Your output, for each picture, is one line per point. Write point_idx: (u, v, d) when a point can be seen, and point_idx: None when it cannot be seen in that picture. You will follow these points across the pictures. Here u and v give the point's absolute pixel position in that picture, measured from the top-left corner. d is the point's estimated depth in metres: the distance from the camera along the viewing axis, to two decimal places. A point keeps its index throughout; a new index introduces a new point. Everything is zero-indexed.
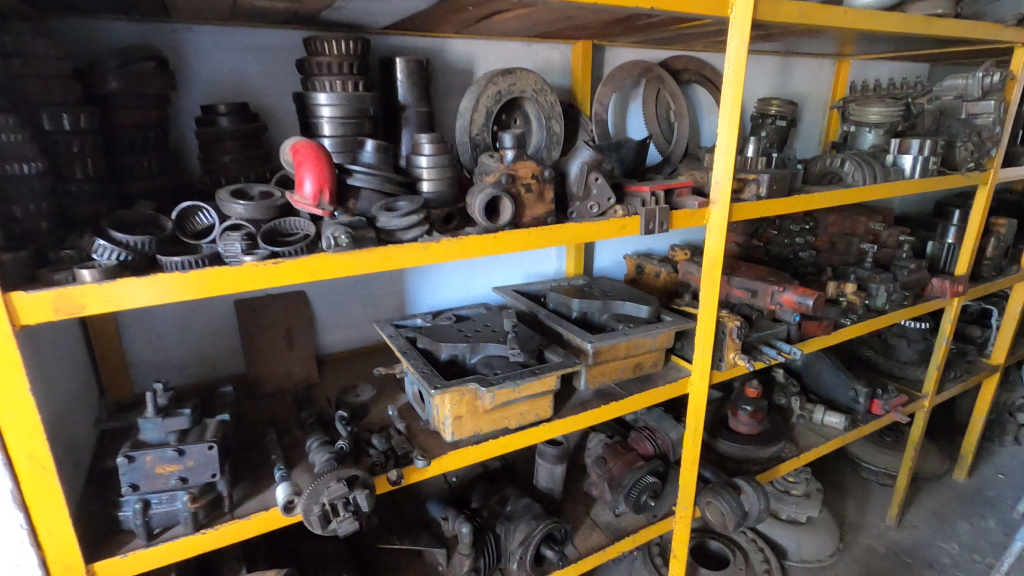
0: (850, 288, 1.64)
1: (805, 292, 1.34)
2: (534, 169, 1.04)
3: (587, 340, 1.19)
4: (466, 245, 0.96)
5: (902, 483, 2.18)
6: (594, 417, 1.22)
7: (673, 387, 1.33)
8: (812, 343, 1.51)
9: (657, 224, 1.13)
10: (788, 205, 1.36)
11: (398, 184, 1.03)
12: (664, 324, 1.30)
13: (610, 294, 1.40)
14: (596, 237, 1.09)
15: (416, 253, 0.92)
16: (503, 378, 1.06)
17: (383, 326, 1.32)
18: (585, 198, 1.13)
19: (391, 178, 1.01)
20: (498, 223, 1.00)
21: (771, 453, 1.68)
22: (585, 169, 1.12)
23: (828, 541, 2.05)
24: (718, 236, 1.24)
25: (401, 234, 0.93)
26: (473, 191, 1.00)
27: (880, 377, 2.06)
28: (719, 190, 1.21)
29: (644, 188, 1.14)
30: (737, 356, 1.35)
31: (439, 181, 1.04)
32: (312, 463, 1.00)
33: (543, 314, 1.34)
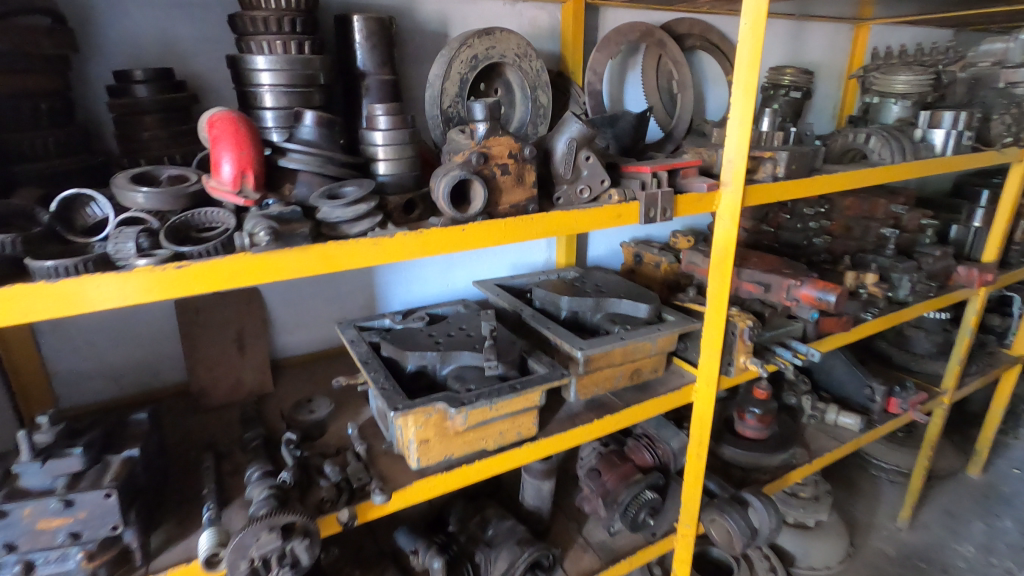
0: (871, 279, 1.48)
1: (827, 288, 1.18)
2: (511, 146, 0.86)
3: (578, 347, 1.02)
4: (427, 240, 0.79)
5: (916, 483, 2.05)
6: (585, 433, 1.07)
7: (673, 397, 1.17)
8: (827, 342, 1.37)
9: (657, 212, 0.96)
10: (808, 186, 1.19)
11: (345, 166, 0.84)
12: (666, 325, 1.13)
13: (605, 290, 1.23)
14: (587, 228, 0.92)
15: (363, 250, 0.75)
16: (477, 397, 0.90)
17: (345, 329, 1.15)
18: (573, 180, 0.95)
19: (338, 158, 0.83)
20: (469, 213, 0.83)
21: (782, 460, 1.54)
22: (573, 147, 0.93)
23: (837, 546, 1.92)
24: (729, 224, 1.07)
25: (348, 228, 0.77)
26: (438, 174, 0.83)
27: (896, 372, 1.91)
28: (731, 172, 1.03)
29: (644, 168, 0.96)
30: (749, 359, 1.19)
31: (399, 162, 0.87)
32: (250, 500, 0.85)
33: (527, 314, 1.16)
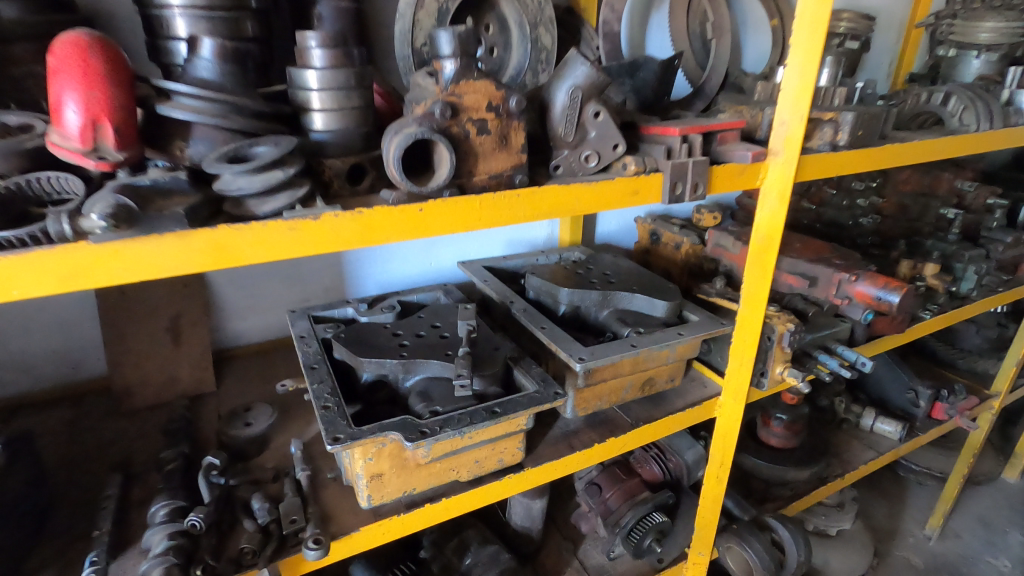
0: (932, 269, 1.28)
1: (890, 285, 0.97)
2: (491, 94, 0.62)
3: (576, 358, 0.81)
4: (368, 223, 0.57)
5: (952, 490, 1.86)
6: (584, 458, 0.88)
7: (693, 412, 0.96)
8: (874, 346, 1.16)
9: (685, 188, 0.74)
10: (875, 159, 0.94)
11: (264, 118, 0.62)
12: (688, 328, 0.91)
13: (615, 279, 1.00)
14: (591, 208, 0.70)
15: (273, 235, 0.54)
16: (442, 425, 0.70)
17: (296, 321, 0.95)
18: (577, 144, 0.71)
19: (251, 106, 0.60)
20: (428, 186, 0.60)
21: (811, 473, 1.34)
22: (579, 99, 0.68)
23: (861, 558, 1.75)
24: (777, 204, 0.83)
25: (257, 205, 0.55)
26: (391, 130, 0.60)
27: (942, 371, 1.69)
28: (783, 138, 0.79)
29: (672, 129, 0.72)
30: (785, 370, 0.99)
31: (340, 114, 0.65)
32: (148, 548, 0.66)
33: (517, 307, 0.95)
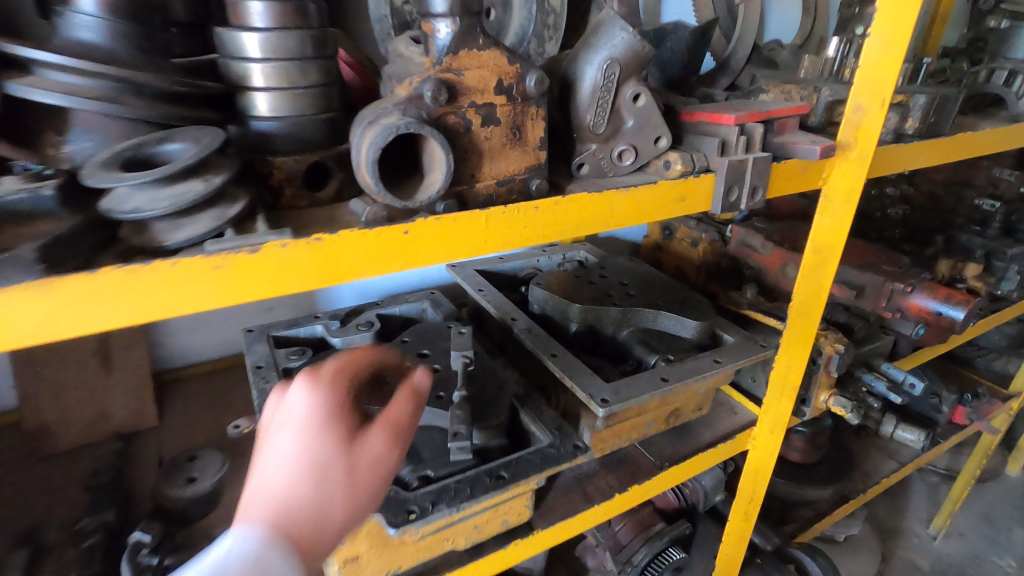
0: (973, 270, 1.15)
1: (953, 299, 0.84)
2: (501, 69, 0.45)
3: (599, 401, 0.65)
4: (331, 254, 0.41)
5: (959, 489, 1.79)
6: (603, 511, 0.74)
7: (725, 447, 0.83)
8: (916, 358, 1.04)
9: (741, 193, 0.58)
10: (944, 150, 0.79)
11: (183, 100, 0.44)
12: (726, 353, 0.77)
13: (635, 290, 0.85)
14: (625, 222, 0.54)
15: (187, 278, 0.37)
16: (434, 501, 0.55)
17: (252, 345, 0.78)
18: (609, 137, 0.54)
19: (160, 86, 0.42)
20: (414, 200, 0.43)
21: (833, 490, 1.23)
22: (616, 77, 0.51)
23: (869, 564, 1.66)
24: (843, 208, 0.68)
25: (166, 231, 0.38)
26: (363, 120, 0.43)
27: (961, 370, 1.59)
28: (856, 128, 0.64)
29: (725, 116, 0.56)
30: (831, 398, 0.85)
31: (292, 95, 0.47)
32: None
33: (520, 327, 0.79)
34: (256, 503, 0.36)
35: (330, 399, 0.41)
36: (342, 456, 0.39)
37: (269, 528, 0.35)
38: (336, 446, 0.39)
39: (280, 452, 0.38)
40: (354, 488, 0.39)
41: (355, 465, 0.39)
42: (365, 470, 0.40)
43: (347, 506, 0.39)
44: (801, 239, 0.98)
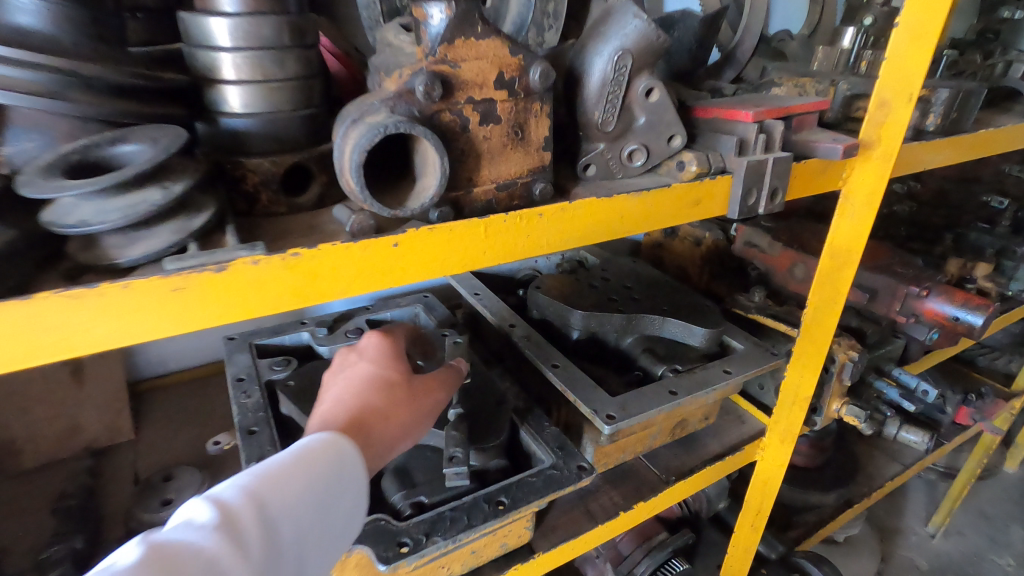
0: (984, 270, 1.12)
1: (971, 303, 0.80)
2: (502, 60, 0.40)
3: (604, 418, 0.61)
4: (310, 272, 0.36)
5: (960, 486, 1.72)
6: (607, 530, 0.70)
7: (733, 459, 0.79)
8: (926, 361, 1.01)
9: (759, 196, 0.54)
10: (966, 148, 0.75)
11: (136, 95, 0.39)
12: (736, 362, 0.72)
13: (640, 294, 0.81)
14: (637, 229, 0.49)
15: (140, 303, 0.31)
16: (428, 531, 0.51)
17: (233, 355, 0.73)
18: (619, 135, 0.50)
19: (110, 77, 0.37)
20: (405, 208, 0.39)
21: (837, 495, 1.20)
22: (627, 70, 0.46)
23: (868, 565, 1.62)
24: (864, 209, 0.64)
25: (118, 247, 0.33)
26: (346, 118, 0.38)
27: (964, 369, 1.56)
28: (880, 125, 0.59)
29: (743, 112, 0.51)
30: (843, 408, 0.82)
31: (268, 88, 0.42)
32: None
33: (519, 335, 0.75)
34: (337, 403, 0.46)
35: (392, 345, 0.54)
36: (401, 377, 0.50)
37: (349, 414, 0.45)
38: (395, 372, 0.50)
39: (354, 373, 0.49)
40: (411, 401, 0.49)
41: (410, 384, 0.50)
42: (417, 389, 0.50)
43: (407, 412, 0.48)
44: (810, 238, 0.93)
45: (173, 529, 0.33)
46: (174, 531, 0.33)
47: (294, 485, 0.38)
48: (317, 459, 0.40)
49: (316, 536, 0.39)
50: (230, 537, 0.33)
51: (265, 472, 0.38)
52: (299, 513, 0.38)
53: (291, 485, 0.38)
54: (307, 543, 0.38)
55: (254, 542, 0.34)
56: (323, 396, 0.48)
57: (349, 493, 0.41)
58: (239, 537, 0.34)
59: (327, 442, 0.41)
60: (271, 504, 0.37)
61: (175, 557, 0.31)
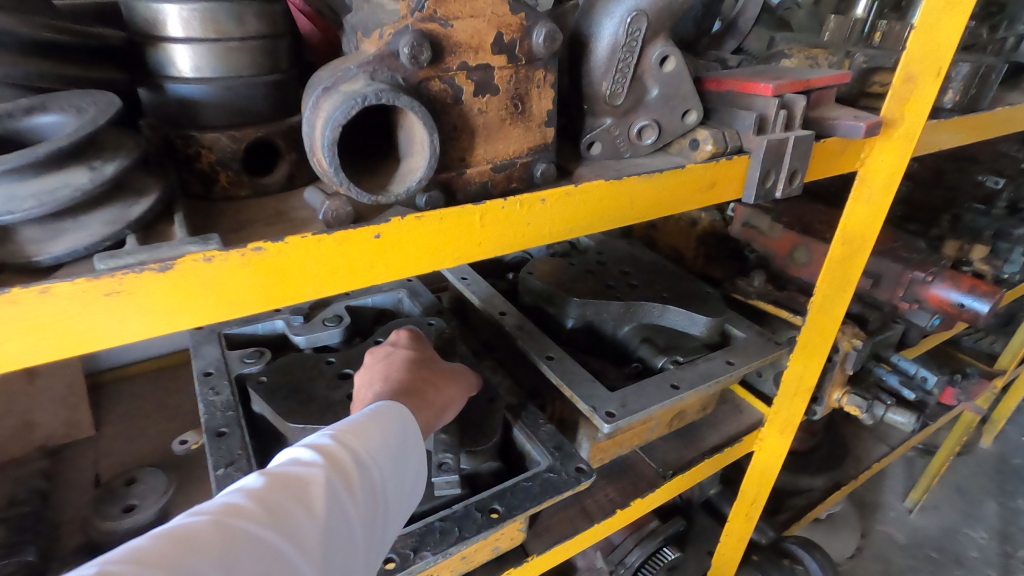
0: (981, 252, 1.09)
1: (978, 290, 0.77)
2: (500, 19, 0.34)
3: (604, 416, 0.56)
4: (278, 268, 0.30)
5: (940, 460, 1.65)
6: (603, 528, 0.66)
7: (731, 452, 0.76)
8: (922, 346, 0.99)
9: (778, 178, 0.49)
10: (982, 127, 0.71)
11: (58, 52, 0.35)
12: (739, 352, 0.69)
13: (638, 280, 0.77)
14: (649, 214, 0.44)
15: (68, 310, 0.26)
16: (417, 545, 0.47)
17: (199, 346, 0.68)
18: (629, 109, 0.44)
19: (17, 30, 0.32)
20: (388, 192, 0.33)
21: (826, 478, 1.19)
22: (641, 34, 0.41)
23: (848, 543, 1.55)
24: (880, 192, 0.60)
25: (38, 240, 0.27)
26: (318, 86, 0.32)
27: (950, 350, 1.55)
28: (905, 101, 0.55)
29: (762, 85, 0.46)
30: (845, 397, 0.80)
31: (223, 49, 0.36)
32: None
33: (510, 323, 0.70)
34: (386, 381, 0.48)
35: (416, 333, 0.56)
36: (435, 361, 0.52)
37: (403, 387, 0.47)
38: (429, 358, 0.52)
39: (391, 356, 0.51)
40: (449, 381, 0.51)
41: (443, 368, 0.52)
42: (451, 372, 0.53)
43: (451, 387, 0.51)
44: (813, 220, 0.89)
45: (279, 464, 0.34)
46: (280, 467, 0.34)
47: (380, 433, 0.38)
48: (393, 415, 0.40)
49: (400, 484, 0.39)
50: (330, 474, 0.34)
51: (352, 422, 0.38)
52: (389, 459, 0.38)
53: (377, 433, 0.38)
54: (395, 489, 0.38)
55: (352, 480, 0.35)
56: (364, 380, 0.49)
57: (416, 450, 0.41)
58: (338, 474, 0.35)
59: (396, 403, 0.41)
60: (364, 449, 0.37)
61: (285, 488, 0.32)
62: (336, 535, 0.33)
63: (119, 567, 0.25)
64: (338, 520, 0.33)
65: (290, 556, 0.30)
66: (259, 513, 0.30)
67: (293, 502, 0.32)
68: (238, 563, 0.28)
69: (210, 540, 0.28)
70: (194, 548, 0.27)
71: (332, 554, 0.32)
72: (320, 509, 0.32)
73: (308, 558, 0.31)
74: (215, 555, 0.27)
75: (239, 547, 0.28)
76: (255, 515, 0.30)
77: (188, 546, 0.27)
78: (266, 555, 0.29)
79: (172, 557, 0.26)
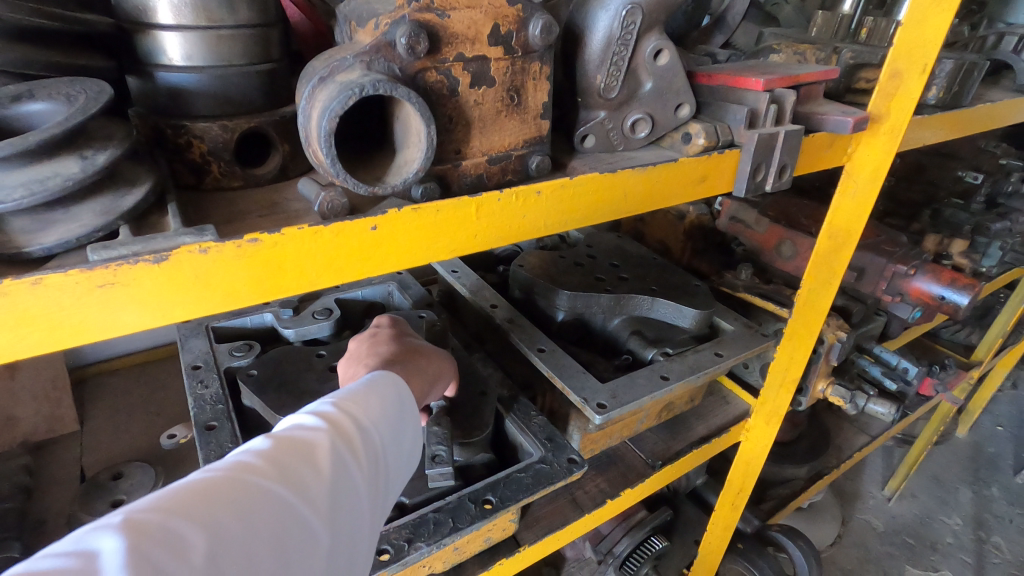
0: (960, 246, 1.11)
1: (959, 283, 0.78)
2: (497, 10, 0.34)
3: (595, 407, 0.57)
4: (274, 256, 0.30)
5: (918, 449, 1.69)
6: (593, 519, 0.67)
7: (719, 443, 0.77)
8: (903, 339, 1.01)
9: (767, 172, 0.50)
10: (963, 124, 0.73)
11: (39, 39, 0.34)
12: (727, 344, 0.69)
13: (627, 273, 0.77)
14: (641, 206, 0.45)
15: (60, 300, 0.25)
16: (411, 536, 0.47)
17: (188, 340, 0.67)
18: (622, 101, 0.44)
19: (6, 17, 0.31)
20: (384, 183, 0.33)
21: (808, 468, 1.22)
22: (636, 28, 0.41)
23: (830, 532, 1.58)
24: (867, 187, 0.61)
25: (27, 230, 0.27)
26: (314, 75, 0.31)
27: (928, 342, 1.58)
28: (892, 97, 0.55)
29: (754, 80, 0.47)
30: (829, 388, 0.81)
31: (214, 37, 0.35)
32: None
33: (501, 316, 0.70)
34: (374, 356, 0.48)
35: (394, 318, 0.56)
36: (418, 339, 0.53)
37: (391, 360, 0.47)
38: (412, 336, 0.52)
39: (373, 338, 0.51)
40: (436, 354, 0.51)
41: (428, 343, 0.52)
42: (437, 351, 0.52)
43: (439, 358, 0.51)
44: (799, 214, 0.90)
45: (284, 428, 0.34)
46: (285, 430, 0.34)
47: (380, 401, 0.38)
48: (387, 387, 0.40)
49: (399, 451, 0.39)
50: (334, 438, 0.34)
51: (350, 391, 0.38)
52: (388, 424, 0.38)
53: (375, 402, 0.38)
54: (394, 456, 0.38)
55: (355, 444, 0.35)
56: (349, 361, 0.49)
57: (414, 420, 0.41)
58: (341, 439, 0.34)
59: (389, 376, 0.41)
60: (365, 415, 0.37)
61: (292, 449, 0.32)
62: (344, 495, 0.33)
63: (138, 519, 0.25)
64: (345, 481, 0.33)
65: (302, 513, 0.30)
66: (269, 474, 0.30)
67: (301, 464, 0.32)
68: (254, 517, 0.28)
69: (224, 497, 0.27)
70: (209, 504, 0.27)
71: (340, 514, 0.32)
72: (327, 471, 0.32)
73: (318, 516, 0.31)
74: (231, 510, 0.27)
75: (253, 503, 0.28)
76: (265, 473, 0.30)
77: (204, 501, 0.27)
78: (281, 512, 0.29)
79: (188, 511, 0.26)
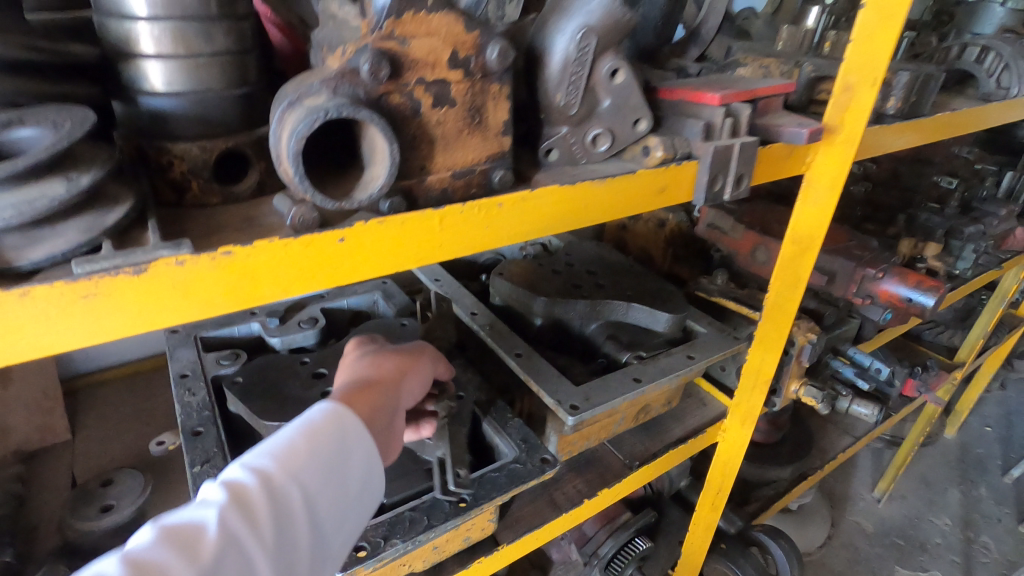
0: (934, 250, 1.13)
1: (924, 285, 0.82)
2: (456, 37, 0.37)
3: (568, 409, 0.59)
4: (244, 269, 0.33)
5: (905, 450, 1.71)
6: (570, 518, 0.69)
7: (695, 443, 0.79)
8: (878, 340, 1.04)
9: (725, 182, 0.52)
10: (923, 133, 0.76)
11: (31, 69, 0.36)
12: (699, 347, 0.72)
13: (604, 280, 0.79)
14: (601, 216, 0.47)
15: (45, 311, 0.28)
16: (387, 534, 0.49)
17: (176, 350, 0.69)
18: (582, 116, 0.47)
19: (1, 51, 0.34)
20: (351, 199, 0.35)
21: (792, 469, 1.24)
22: (591, 49, 0.44)
23: (819, 533, 1.59)
24: (827, 194, 0.64)
25: (14, 247, 0.29)
26: (283, 100, 0.34)
27: (911, 344, 1.61)
28: (845, 109, 0.58)
29: (709, 95, 0.50)
30: (802, 388, 0.84)
31: (193, 65, 0.38)
32: None
33: (481, 323, 0.72)
34: (346, 380, 0.49)
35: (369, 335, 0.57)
36: (393, 346, 0.54)
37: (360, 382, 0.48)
38: (387, 346, 0.54)
39: (350, 360, 0.52)
40: (412, 358, 0.53)
41: (403, 346, 0.54)
42: (412, 352, 0.54)
43: (412, 360, 0.53)
44: (772, 221, 0.93)
45: (186, 513, 0.34)
46: (186, 515, 0.34)
47: (301, 466, 0.38)
48: (326, 430, 0.40)
49: (334, 496, 0.39)
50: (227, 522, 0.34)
51: (272, 454, 0.38)
52: (304, 495, 0.37)
53: (299, 456, 0.38)
54: (326, 503, 0.39)
55: (258, 519, 0.35)
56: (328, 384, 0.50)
57: (351, 476, 0.40)
58: (238, 520, 0.34)
59: (333, 413, 0.41)
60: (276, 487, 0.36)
61: (176, 542, 0.32)
62: None
63: None
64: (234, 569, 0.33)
65: None
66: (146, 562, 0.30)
67: (198, 538, 0.33)
68: None
69: None
70: None
71: None
72: (222, 545, 0.33)
73: None
74: None
75: None
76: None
77: None
78: None
79: None
